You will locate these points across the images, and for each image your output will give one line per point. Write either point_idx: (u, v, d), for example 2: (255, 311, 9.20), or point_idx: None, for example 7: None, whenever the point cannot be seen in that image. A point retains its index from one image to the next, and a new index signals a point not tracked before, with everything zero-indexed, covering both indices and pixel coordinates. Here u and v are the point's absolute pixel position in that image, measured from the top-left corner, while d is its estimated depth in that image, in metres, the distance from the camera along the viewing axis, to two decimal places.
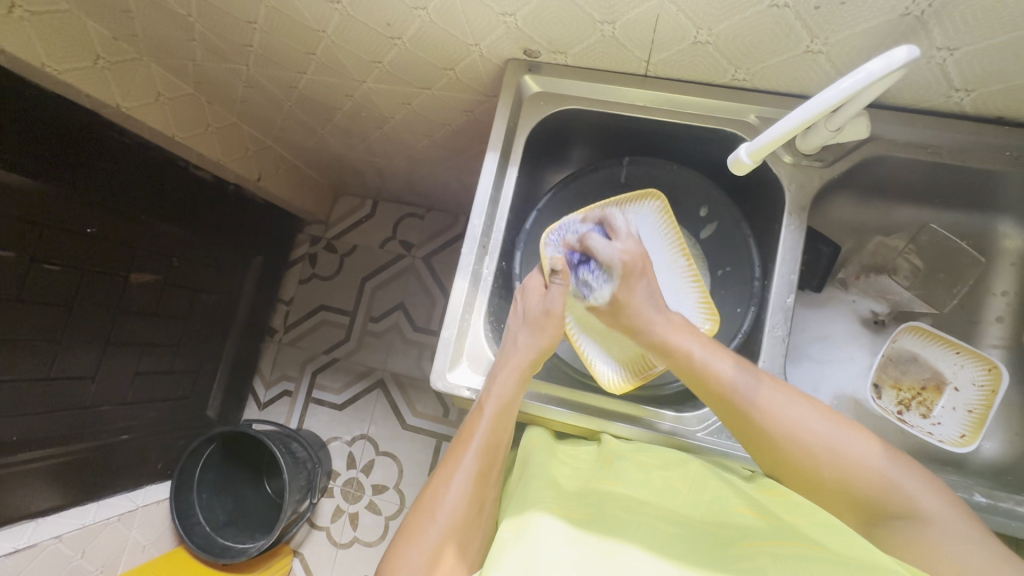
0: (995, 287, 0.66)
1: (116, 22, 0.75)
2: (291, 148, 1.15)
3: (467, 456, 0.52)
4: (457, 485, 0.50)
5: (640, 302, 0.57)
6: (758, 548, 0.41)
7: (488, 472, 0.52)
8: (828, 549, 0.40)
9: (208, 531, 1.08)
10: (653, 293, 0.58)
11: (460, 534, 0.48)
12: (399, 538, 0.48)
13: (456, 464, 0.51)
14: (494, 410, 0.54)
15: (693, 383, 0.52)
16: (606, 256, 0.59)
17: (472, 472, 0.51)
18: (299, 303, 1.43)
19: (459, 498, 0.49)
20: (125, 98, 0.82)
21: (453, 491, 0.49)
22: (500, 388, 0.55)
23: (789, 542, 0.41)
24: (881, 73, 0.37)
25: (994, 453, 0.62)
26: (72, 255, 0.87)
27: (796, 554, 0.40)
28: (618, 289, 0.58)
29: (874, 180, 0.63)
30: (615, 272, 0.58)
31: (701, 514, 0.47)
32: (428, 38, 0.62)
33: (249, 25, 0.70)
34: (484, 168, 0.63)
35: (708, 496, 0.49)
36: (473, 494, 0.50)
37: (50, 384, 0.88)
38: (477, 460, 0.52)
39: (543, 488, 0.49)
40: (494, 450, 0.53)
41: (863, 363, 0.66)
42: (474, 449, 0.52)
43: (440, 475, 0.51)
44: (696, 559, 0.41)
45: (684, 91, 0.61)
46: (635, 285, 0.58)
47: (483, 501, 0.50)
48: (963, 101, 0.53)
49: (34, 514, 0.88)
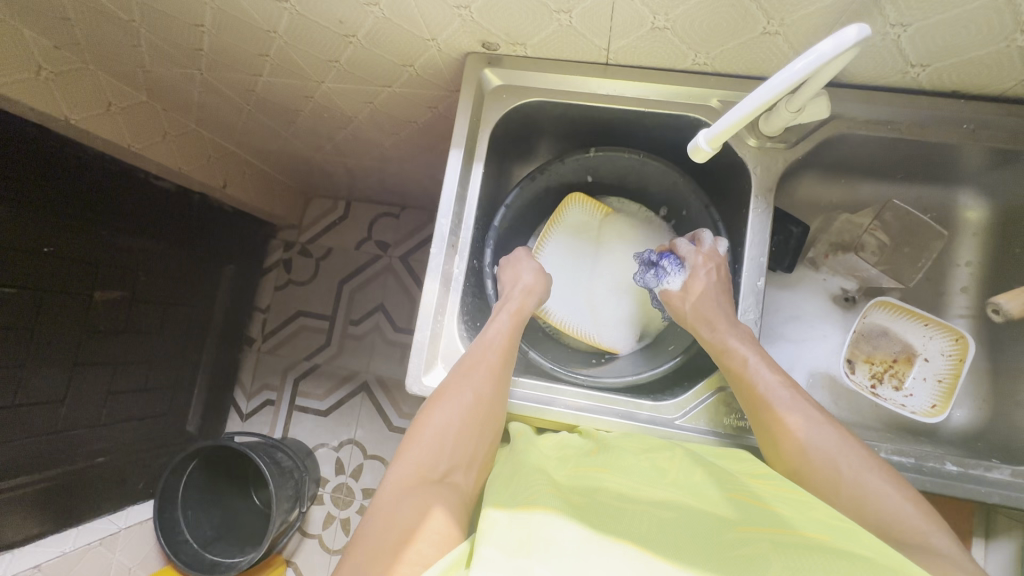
0: (959, 259, 0.67)
1: (56, 32, 0.71)
2: (255, 152, 1.12)
3: (485, 360, 0.54)
4: (476, 382, 0.52)
5: (708, 293, 0.57)
6: (756, 535, 0.38)
7: (503, 375, 0.54)
8: (825, 538, 0.37)
9: (196, 548, 1.06)
10: (705, 288, 0.58)
11: (474, 425, 0.51)
12: (419, 420, 0.51)
13: (475, 360, 0.54)
14: (511, 321, 0.57)
15: (743, 392, 0.52)
16: (686, 251, 0.61)
17: (489, 371, 0.53)
18: (276, 310, 1.40)
19: (478, 392, 0.52)
20: (73, 110, 0.78)
21: (473, 387, 0.52)
22: (515, 304, 0.59)
23: (788, 530, 0.38)
24: (831, 54, 0.37)
25: (964, 421, 0.63)
26: (29, 276, 0.83)
27: (798, 544, 0.36)
28: (690, 280, 0.59)
29: (838, 158, 0.64)
30: (691, 264, 0.60)
31: (688, 497, 0.44)
32: (383, 35, 0.60)
33: (197, 28, 0.67)
34: (449, 165, 0.62)
35: (694, 483, 0.46)
36: (491, 393, 0.52)
37: (18, 411, 0.85)
38: (496, 362, 0.54)
39: (535, 479, 0.46)
40: (510, 356, 0.55)
41: (836, 340, 0.67)
42: (493, 351, 0.54)
43: (458, 368, 0.54)
44: (692, 551, 0.37)
45: (645, 78, 0.60)
46: (708, 278, 0.58)
47: (497, 400, 0.53)
48: (920, 76, 0.54)
49: (8, 546, 0.85)
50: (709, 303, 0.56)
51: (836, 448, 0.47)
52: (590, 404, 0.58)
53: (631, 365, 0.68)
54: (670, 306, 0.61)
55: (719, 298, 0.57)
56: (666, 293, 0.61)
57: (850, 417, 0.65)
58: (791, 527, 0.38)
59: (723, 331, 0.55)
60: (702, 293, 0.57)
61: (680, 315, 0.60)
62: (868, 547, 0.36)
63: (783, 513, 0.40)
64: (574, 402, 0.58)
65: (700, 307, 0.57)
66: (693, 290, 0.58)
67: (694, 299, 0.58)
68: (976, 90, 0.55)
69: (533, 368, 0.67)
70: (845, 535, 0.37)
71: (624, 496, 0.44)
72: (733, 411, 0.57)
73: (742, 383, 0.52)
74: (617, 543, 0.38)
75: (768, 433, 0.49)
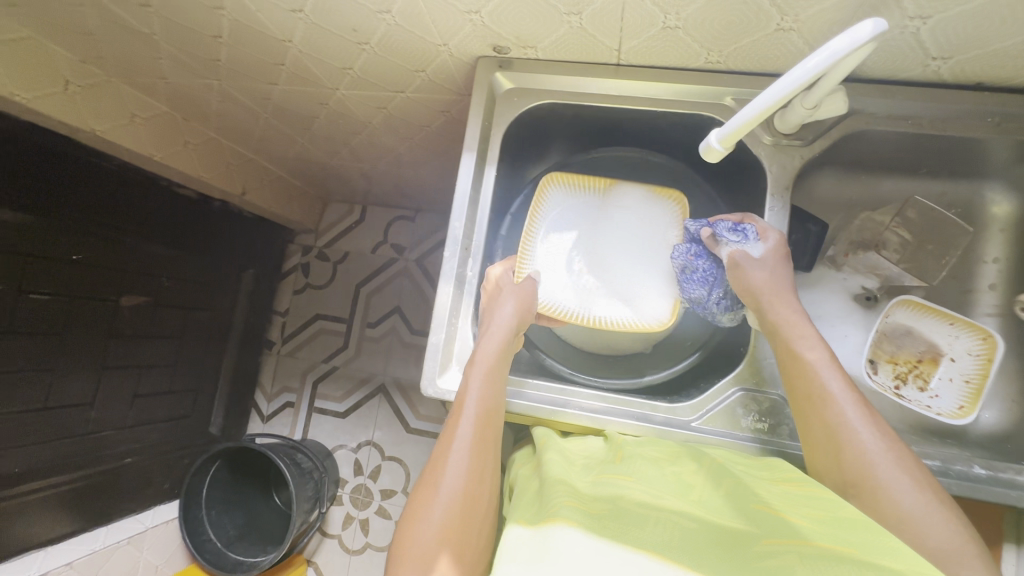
0: (986, 255, 0.65)
1: (82, 47, 0.74)
2: (273, 159, 1.14)
3: (461, 429, 0.50)
4: (454, 464, 0.48)
5: (783, 277, 0.53)
6: (783, 547, 0.36)
7: (485, 440, 0.50)
8: (852, 550, 0.35)
9: (220, 547, 1.08)
10: (779, 265, 0.54)
11: (467, 500, 0.47)
12: (405, 522, 0.46)
13: (452, 435, 0.50)
14: (483, 377, 0.53)
15: (798, 389, 0.50)
16: (761, 227, 0.55)
17: (468, 441, 0.49)
18: (294, 314, 1.42)
19: (460, 470, 0.48)
20: (99, 122, 0.81)
21: (453, 466, 0.48)
22: (483, 356, 0.54)
23: (816, 543, 0.36)
24: (847, 51, 0.36)
25: (993, 423, 0.61)
26: (58, 283, 0.86)
27: (825, 555, 0.35)
28: (769, 255, 0.54)
29: (858, 153, 0.62)
30: (774, 244, 0.54)
31: (710, 510, 0.43)
32: (395, 41, 0.61)
33: (216, 40, 0.69)
34: (461, 169, 0.62)
35: (719, 496, 0.45)
36: (473, 465, 0.48)
37: (48, 414, 0.87)
38: (473, 429, 0.50)
39: (554, 490, 0.46)
40: (489, 417, 0.51)
41: (858, 339, 0.66)
42: (468, 418, 0.50)
43: (437, 453, 0.50)
44: (717, 564, 0.36)
45: (656, 78, 0.60)
46: (783, 268, 0.54)
47: (482, 469, 0.49)
48: (941, 69, 0.52)
49: (43, 543, 0.88)
50: (778, 280, 0.53)
51: (881, 457, 0.45)
52: (606, 406, 0.58)
53: (646, 362, 0.68)
54: (735, 274, 0.55)
55: (784, 283, 0.53)
56: (739, 255, 0.54)
57: None
58: (821, 540, 0.37)
59: (789, 316, 0.52)
60: (777, 268, 0.53)
61: (744, 289, 0.54)
62: (897, 558, 0.34)
63: (806, 522, 0.39)
64: (589, 404, 0.58)
65: (773, 282, 0.53)
66: (769, 259, 0.54)
67: (768, 271, 0.53)
68: (1001, 82, 0.53)
69: (549, 371, 0.67)
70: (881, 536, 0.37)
71: (647, 505, 0.43)
72: (752, 413, 0.56)
73: (799, 382, 0.49)
74: (642, 558, 0.37)
75: (826, 437, 0.47)
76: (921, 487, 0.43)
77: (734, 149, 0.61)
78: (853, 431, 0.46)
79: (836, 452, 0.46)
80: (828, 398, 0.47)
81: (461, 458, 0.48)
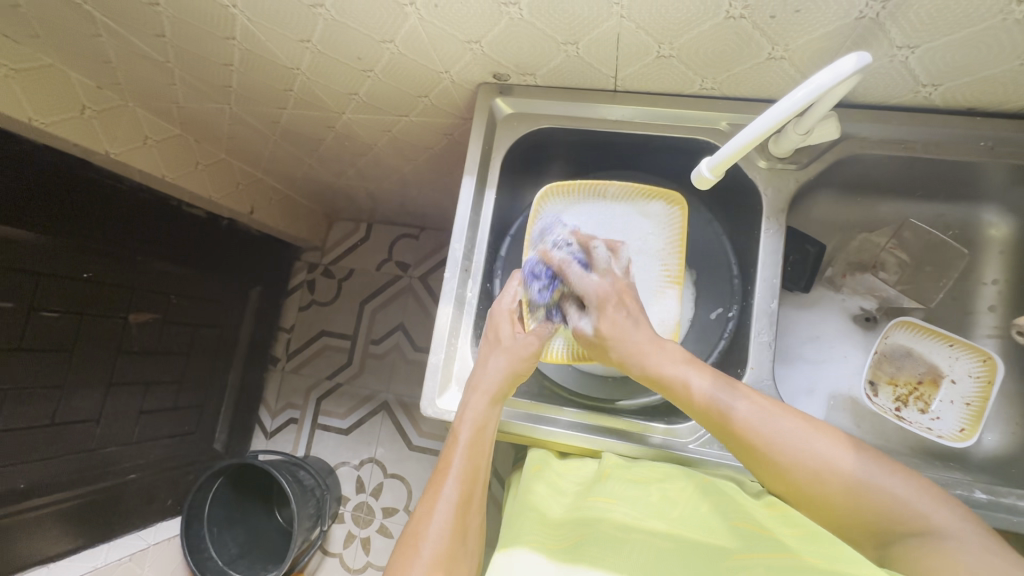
0: (985, 276, 0.66)
1: (99, 73, 0.76)
2: (281, 178, 1.16)
3: (447, 487, 0.50)
4: (437, 526, 0.47)
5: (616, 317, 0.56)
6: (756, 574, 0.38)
7: (470, 496, 0.50)
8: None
9: (221, 565, 1.06)
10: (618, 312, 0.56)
11: (450, 561, 0.46)
12: None
13: (436, 494, 0.49)
14: (470, 433, 0.53)
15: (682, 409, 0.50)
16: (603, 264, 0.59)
17: (453, 500, 0.49)
18: (299, 331, 1.44)
19: (443, 529, 0.47)
20: (113, 144, 0.83)
21: (436, 523, 0.47)
22: (472, 413, 0.54)
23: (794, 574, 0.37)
24: (830, 84, 0.39)
25: (995, 446, 0.61)
26: (68, 301, 0.88)
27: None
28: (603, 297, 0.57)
29: (854, 176, 0.63)
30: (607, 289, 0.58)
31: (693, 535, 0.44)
32: (399, 69, 0.63)
33: (226, 67, 0.71)
34: (462, 192, 0.64)
35: (702, 520, 0.46)
36: (458, 523, 0.48)
37: (55, 429, 0.88)
38: (457, 487, 0.50)
39: (531, 521, 0.47)
40: (475, 474, 0.51)
41: (857, 361, 0.66)
42: (453, 477, 0.50)
43: (420, 510, 0.49)
44: None
45: (653, 104, 0.61)
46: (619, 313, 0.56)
47: (465, 528, 0.49)
48: (931, 95, 0.53)
49: (46, 560, 0.88)
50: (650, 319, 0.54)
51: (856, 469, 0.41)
52: (602, 428, 0.58)
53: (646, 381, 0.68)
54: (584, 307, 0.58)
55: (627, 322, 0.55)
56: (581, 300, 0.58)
57: (875, 442, 0.63)
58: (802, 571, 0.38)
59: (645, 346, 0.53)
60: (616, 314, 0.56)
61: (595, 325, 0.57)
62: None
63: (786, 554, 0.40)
64: (585, 426, 0.58)
65: (649, 337, 0.54)
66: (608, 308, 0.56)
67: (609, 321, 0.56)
68: (993, 107, 0.54)
69: (548, 392, 0.68)
70: (842, 573, 0.38)
71: (627, 530, 0.44)
72: None
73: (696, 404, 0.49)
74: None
75: (765, 460, 0.44)
76: (915, 490, 0.40)
77: (729, 171, 0.63)
78: (832, 463, 0.42)
79: (787, 474, 0.43)
80: (776, 443, 0.44)
81: (444, 522, 0.47)
